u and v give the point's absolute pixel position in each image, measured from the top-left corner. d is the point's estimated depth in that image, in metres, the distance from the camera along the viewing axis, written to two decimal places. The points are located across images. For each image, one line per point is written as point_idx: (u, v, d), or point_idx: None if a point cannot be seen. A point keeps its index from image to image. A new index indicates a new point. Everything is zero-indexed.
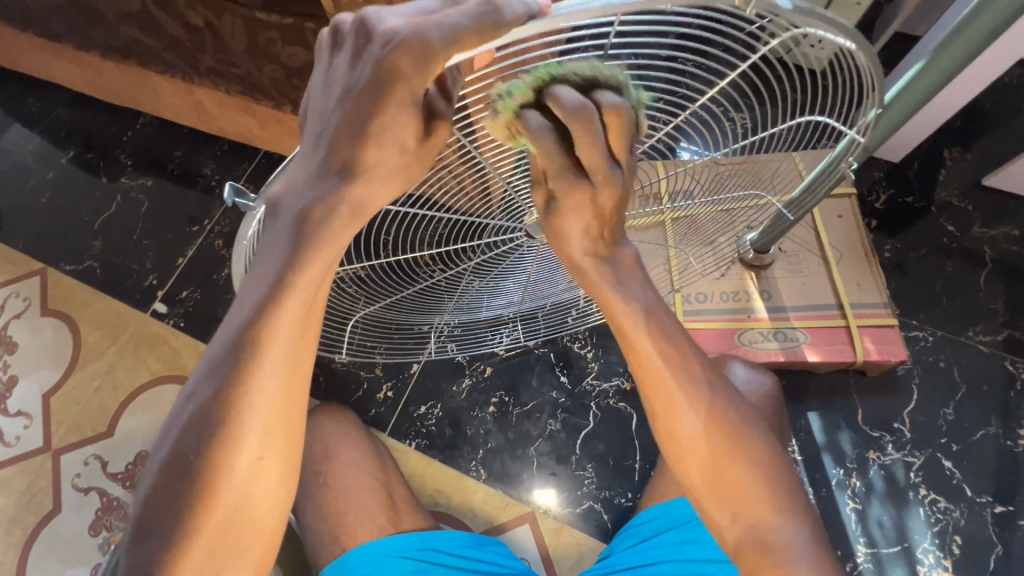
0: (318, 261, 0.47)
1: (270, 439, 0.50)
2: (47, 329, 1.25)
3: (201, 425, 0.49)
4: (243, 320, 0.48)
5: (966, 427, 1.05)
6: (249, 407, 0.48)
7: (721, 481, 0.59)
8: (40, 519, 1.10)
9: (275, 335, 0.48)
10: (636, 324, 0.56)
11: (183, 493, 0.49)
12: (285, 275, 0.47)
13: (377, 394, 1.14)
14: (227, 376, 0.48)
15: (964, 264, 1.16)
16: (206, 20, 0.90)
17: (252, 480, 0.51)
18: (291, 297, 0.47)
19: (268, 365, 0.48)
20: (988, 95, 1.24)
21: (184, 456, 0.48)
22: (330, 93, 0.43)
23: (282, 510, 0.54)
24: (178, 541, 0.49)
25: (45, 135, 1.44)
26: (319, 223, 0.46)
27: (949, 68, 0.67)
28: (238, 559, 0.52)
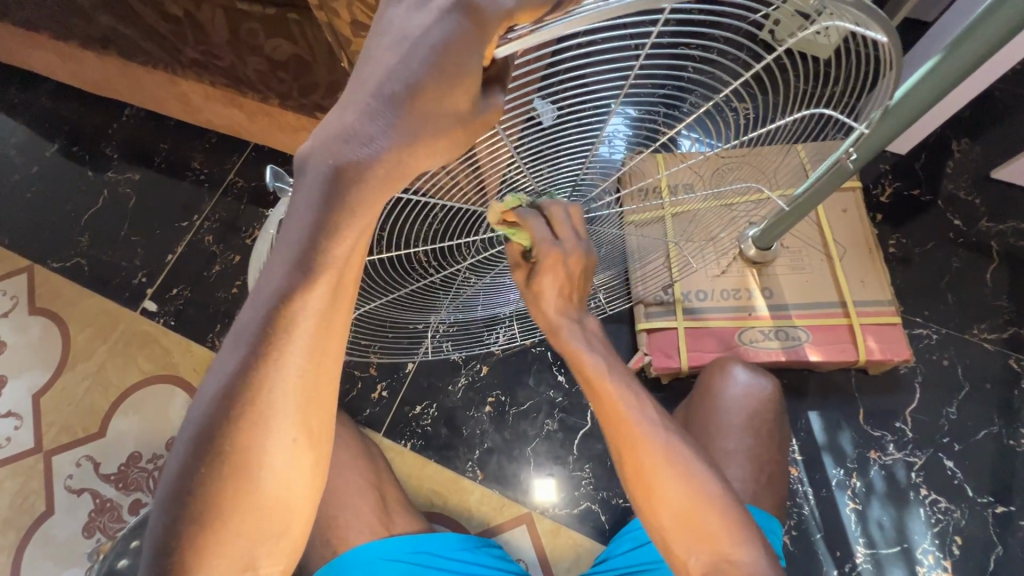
0: (346, 235, 0.43)
1: (304, 421, 0.47)
2: (36, 328, 1.23)
3: (226, 406, 0.44)
4: (276, 292, 0.43)
5: (968, 427, 1.04)
6: (277, 388, 0.45)
7: (683, 515, 0.63)
8: (33, 521, 1.09)
9: (305, 309, 0.43)
10: (596, 381, 0.68)
11: (214, 478, 0.45)
12: (312, 253, 0.42)
13: (371, 394, 1.12)
14: (258, 351, 0.44)
15: (971, 259, 1.13)
16: (185, 10, 0.86)
17: (286, 465, 0.47)
18: (323, 272, 0.43)
19: (300, 342, 0.44)
20: (997, 84, 1.21)
21: (212, 439, 0.45)
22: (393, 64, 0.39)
23: (312, 499, 0.51)
24: (213, 527, 0.46)
25: (28, 128, 1.40)
26: (355, 183, 0.40)
27: (962, 65, 0.63)
28: (274, 548, 0.49)
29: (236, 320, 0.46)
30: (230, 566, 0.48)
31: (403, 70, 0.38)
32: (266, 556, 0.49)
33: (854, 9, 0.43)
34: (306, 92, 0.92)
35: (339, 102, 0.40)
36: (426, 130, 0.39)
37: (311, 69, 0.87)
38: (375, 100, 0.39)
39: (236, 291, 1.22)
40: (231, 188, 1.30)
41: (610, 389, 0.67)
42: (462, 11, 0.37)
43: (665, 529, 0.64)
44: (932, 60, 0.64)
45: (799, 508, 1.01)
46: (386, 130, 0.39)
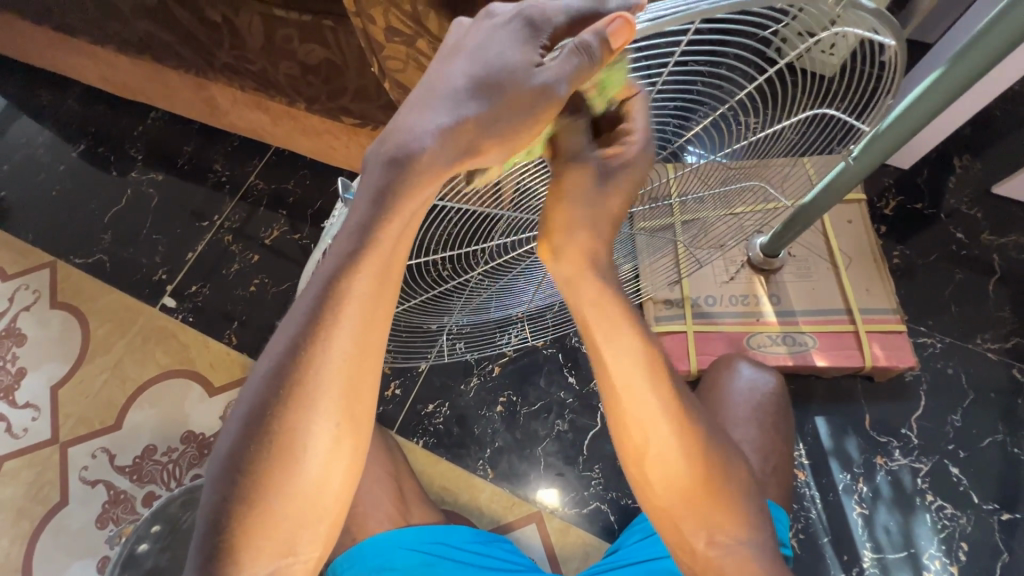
0: (394, 223, 0.48)
1: (346, 405, 0.49)
2: (56, 321, 1.25)
3: (274, 386, 0.47)
4: (326, 275, 0.48)
5: (973, 434, 1.05)
6: (321, 368, 0.47)
7: (692, 502, 0.63)
8: (47, 511, 1.10)
9: (355, 290, 0.47)
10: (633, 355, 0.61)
11: (260, 456, 0.47)
12: (362, 236, 0.48)
13: (385, 391, 1.14)
14: (308, 333, 0.47)
15: (973, 272, 1.16)
16: (224, 16, 0.91)
17: (329, 450, 0.49)
18: (372, 254, 0.48)
19: (349, 323, 0.48)
20: (997, 103, 1.25)
21: (261, 417, 0.47)
22: (455, 64, 0.47)
23: (350, 488, 0.52)
24: (258, 508, 0.48)
25: (55, 128, 1.45)
26: (410, 167, 0.45)
27: (965, 76, 0.66)
28: (313, 533, 0.51)
29: (291, 309, 0.49)
30: (273, 548, 0.49)
31: (476, 69, 0.45)
32: (306, 544, 0.51)
33: (869, 16, 0.47)
34: (335, 96, 0.96)
35: (416, 104, 0.47)
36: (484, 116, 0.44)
37: (342, 73, 0.91)
38: (449, 93, 0.46)
39: (253, 289, 1.25)
40: (251, 190, 1.33)
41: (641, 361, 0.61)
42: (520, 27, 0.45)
43: (668, 510, 0.65)
44: (935, 73, 0.67)
45: (806, 511, 1.02)
46: (444, 114, 0.45)
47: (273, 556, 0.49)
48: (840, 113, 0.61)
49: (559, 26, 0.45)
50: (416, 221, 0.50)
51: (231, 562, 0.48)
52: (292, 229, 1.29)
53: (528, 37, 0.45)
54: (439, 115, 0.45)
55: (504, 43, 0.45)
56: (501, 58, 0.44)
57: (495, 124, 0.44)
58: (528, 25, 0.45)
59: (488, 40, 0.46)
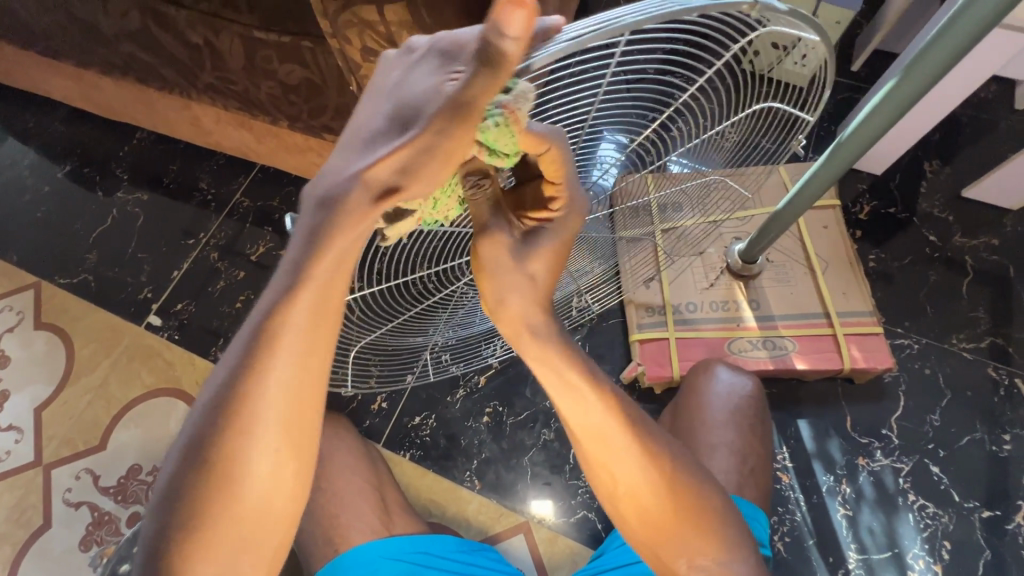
0: (331, 255, 0.46)
1: (287, 436, 0.49)
2: (40, 342, 1.25)
3: (211, 417, 0.47)
4: (263, 307, 0.46)
5: (952, 433, 1.07)
6: (258, 401, 0.47)
7: (636, 512, 0.61)
8: (29, 535, 1.09)
9: (291, 324, 0.46)
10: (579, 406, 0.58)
11: (197, 485, 0.47)
12: (298, 271, 0.46)
13: (372, 405, 1.14)
14: (245, 367, 0.46)
15: (947, 273, 1.19)
16: (205, 38, 0.92)
17: (271, 479, 0.49)
18: (309, 287, 0.46)
19: (286, 356, 0.47)
20: (963, 110, 1.29)
21: (199, 449, 0.47)
22: (381, 102, 0.44)
23: (295, 513, 0.53)
24: (198, 535, 0.48)
25: (41, 150, 1.45)
26: (337, 207, 0.44)
27: (919, 85, 0.69)
28: (255, 557, 0.51)
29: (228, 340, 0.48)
30: None
31: (393, 105, 0.43)
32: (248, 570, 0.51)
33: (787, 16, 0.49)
34: (316, 114, 0.97)
35: (343, 144, 0.45)
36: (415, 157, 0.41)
37: (322, 92, 0.93)
38: (369, 128, 0.43)
39: (239, 306, 1.25)
40: (236, 208, 1.34)
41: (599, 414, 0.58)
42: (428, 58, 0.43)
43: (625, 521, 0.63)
44: (888, 85, 0.71)
45: (791, 514, 1.03)
46: (366, 154, 0.43)
47: None
48: (791, 106, 0.63)
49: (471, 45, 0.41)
50: (355, 254, 0.48)
51: None
52: (278, 246, 1.30)
53: (442, 61, 0.42)
54: (361, 158, 0.43)
55: (419, 78, 0.42)
56: (417, 87, 0.42)
57: (424, 157, 0.41)
58: (441, 56, 0.42)
59: (406, 75, 0.43)
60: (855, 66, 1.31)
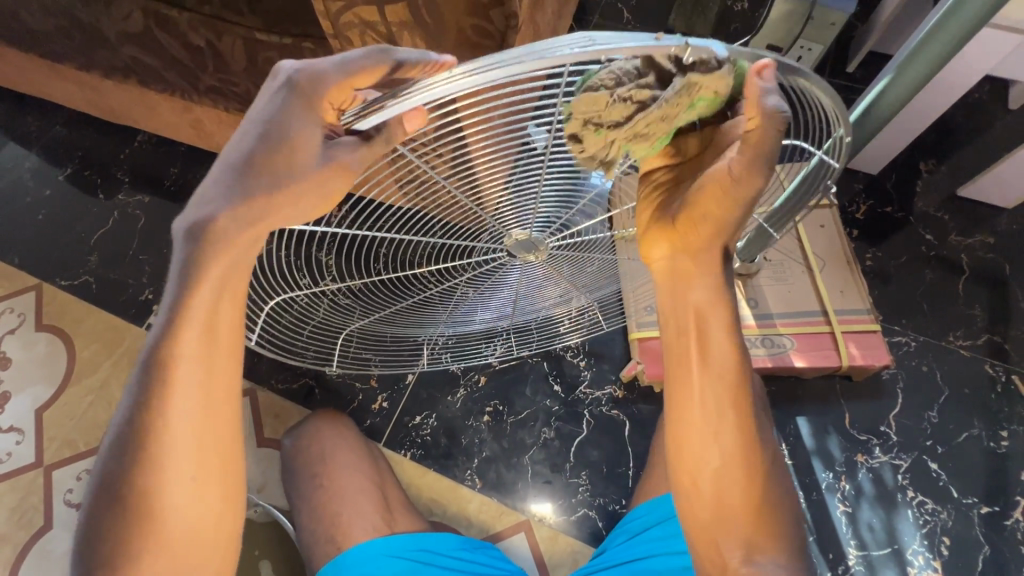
0: (200, 294, 0.50)
1: (199, 460, 0.54)
2: (41, 345, 1.25)
3: (119, 457, 0.52)
4: (149, 349, 0.51)
5: (950, 430, 1.08)
6: (164, 432, 0.52)
7: (716, 492, 0.65)
8: (30, 536, 1.09)
9: (180, 360, 0.51)
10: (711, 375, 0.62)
11: (118, 524, 0.52)
12: (174, 311, 0.50)
13: (372, 405, 1.14)
14: (142, 409, 0.51)
15: (943, 271, 1.20)
16: (207, 40, 0.93)
17: (192, 502, 0.55)
18: (189, 324, 0.50)
19: (181, 388, 0.52)
20: (958, 110, 1.30)
21: (111, 488, 0.52)
22: (246, 133, 0.46)
23: (228, 526, 0.58)
24: (125, 567, 0.53)
25: (42, 153, 1.46)
26: (208, 241, 0.47)
27: (912, 83, 0.71)
28: (199, 572, 0.57)
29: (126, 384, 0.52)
30: None
31: (254, 139, 0.46)
32: None
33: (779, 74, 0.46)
34: None
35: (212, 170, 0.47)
36: (279, 193, 0.47)
37: None
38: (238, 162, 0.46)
39: None
40: None
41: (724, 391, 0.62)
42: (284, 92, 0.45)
43: (693, 501, 0.66)
44: (883, 81, 0.72)
45: None
46: (236, 191, 0.46)
47: None
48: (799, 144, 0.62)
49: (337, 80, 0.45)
50: (233, 286, 0.51)
51: None
52: None
53: (304, 110, 0.45)
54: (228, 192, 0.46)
55: (280, 113, 0.45)
56: (286, 134, 0.45)
57: (286, 193, 0.47)
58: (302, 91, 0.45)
59: (266, 107, 0.46)
60: (851, 67, 1.33)
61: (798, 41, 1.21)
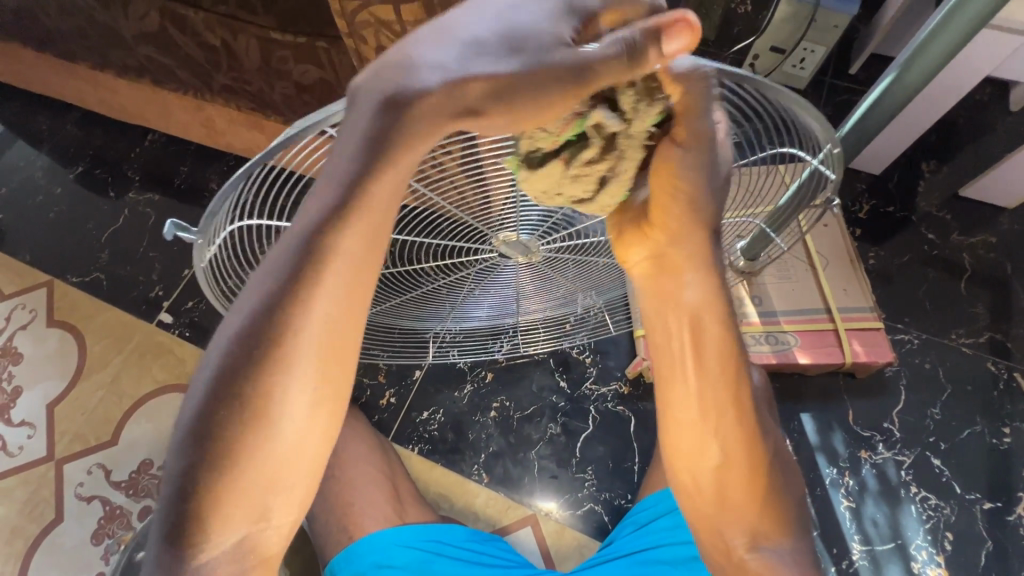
0: (382, 183, 0.47)
1: (320, 370, 0.50)
2: (53, 340, 1.27)
3: (246, 350, 0.47)
4: (308, 227, 0.47)
5: (953, 426, 1.09)
6: (299, 330, 0.48)
7: (717, 489, 0.66)
8: (42, 528, 1.11)
9: (341, 252, 0.48)
10: (711, 371, 0.61)
11: (232, 420, 0.48)
12: (350, 192, 0.46)
13: (380, 400, 1.15)
14: (287, 294, 0.47)
15: (945, 270, 1.21)
16: (222, 40, 0.95)
17: (302, 416, 0.51)
18: (358, 212, 0.47)
19: (330, 287, 0.48)
20: (960, 111, 1.31)
21: (233, 379, 0.47)
22: (479, 16, 0.43)
23: (319, 458, 0.54)
24: (227, 471, 0.48)
25: (54, 152, 1.48)
26: (404, 113, 0.43)
27: (912, 84, 0.74)
28: (288, 496, 0.53)
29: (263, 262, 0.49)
30: (244, 513, 0.51)
31: (497, 27, 0.42)
32: (279, 507, 0.53)
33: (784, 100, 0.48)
34: None
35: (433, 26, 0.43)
36: (513, 96, 0.42)
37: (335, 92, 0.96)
38: (466, 36, 0.42)
39: None
40: None
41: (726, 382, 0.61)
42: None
43: (696, 494, 0.68)
44: (886, 80, 0.75)
45: None
46: (454, 68, 0.42)
47: (246, 517, 0.51)
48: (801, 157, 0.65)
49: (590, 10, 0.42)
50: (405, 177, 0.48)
51: (198, 529, 0.50)
52: None
53: (562, 11, 0.42)
54: (444, 65, 0.42)
55: (535, 10, 0.42)
56: (522, 23, 0.42)
57: (519, 97, 0.42)
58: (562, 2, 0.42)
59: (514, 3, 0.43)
60: (853, 68, 1.34)
61: (801, 43, 1.23)
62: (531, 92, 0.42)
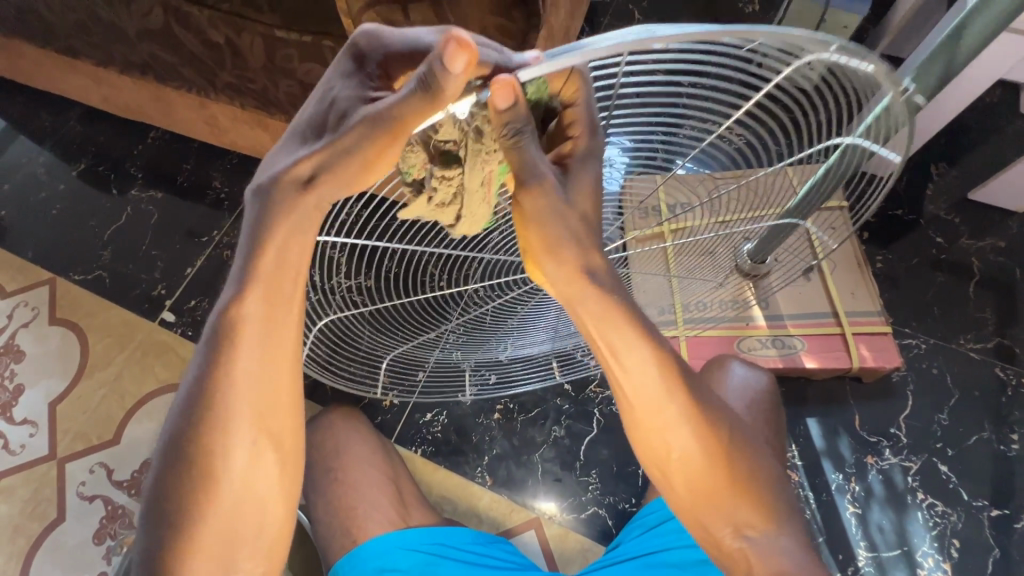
0: (270, 255, 0.48)
1: (260, 423, 0.51)
2: (55, 338, 1.26)
3: (185, 417, 0.50)
4: (220, 306, 0.49)
5: (960, 433, 1.08)
6: (227, 392, 0.49)
7: (686, 479, 0.62)
8: (44, 527, 1.10)
9: (248, 315, 0.49)
10: (635, 369, 0.57)
11: (182, 485, 0.50)
12: (245, 270, 0.48)
13: (384, 401, 1.14)
14: (209, 367, 0.49)
15: (954, 274, 1.20)
16: (227, 37, 0.94)
17: (250, 469, 0.52)
18: (255, 283, 0.48)
19: (249, 347, 0.49)
20: (970, 113, 1.30)
21: (176, 449, 0.49)
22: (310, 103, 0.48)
23: (284, 506, 0.54)
24: (187, 534, 0.50)
25: (56, 149, 1.47)
26: (264, 195, 0.47)
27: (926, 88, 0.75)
28: (254, 551, 0.53)
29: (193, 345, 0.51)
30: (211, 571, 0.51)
31: (312, 109, 0.47)
32: (247, 561, 0.53)
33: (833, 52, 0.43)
34: None
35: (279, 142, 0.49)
36: (337, 164, 0.45)
37: None
38: (296, 133, 0.48)
39: None
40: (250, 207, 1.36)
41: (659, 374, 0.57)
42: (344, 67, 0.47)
43: (672, 489, 0.64)
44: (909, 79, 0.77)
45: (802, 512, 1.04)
46: (284, 158, 0.47)
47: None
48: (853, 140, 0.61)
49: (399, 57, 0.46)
50: (305, 241, 0.49)
51: None
52: None
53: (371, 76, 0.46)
54: (292, 152, 0.47)
55: (333, 86, 0.46)
56: (329, 102, 0.46)
57: (344, 164, 0.45)
58: (353, 65, 0.47)
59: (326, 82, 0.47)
60: None
61: None
62: (347, 155, 0.45)
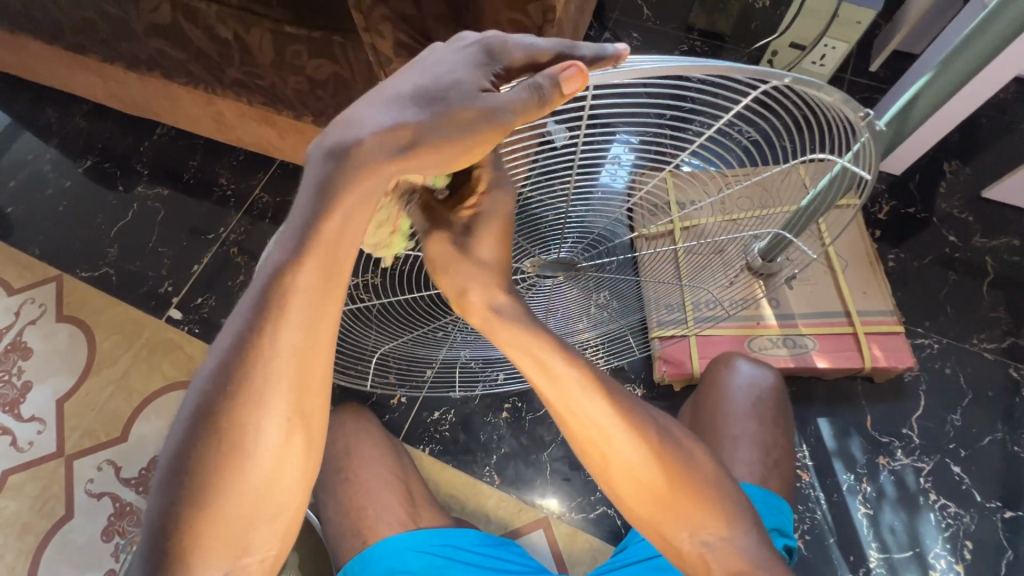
0: (332, 222, 0.45)
1: (296, 401, 0.48)
2: (63, 335, 1.26)
3: (219, 381, 0.46)
4: (271, 265, 0.46)
5: (973, 434, 1.07)
6: (265, 364, 0.46)
7: (633, 487, 0.61)
8: (53, 524, 1.10)
9: (300, 285, 0.46)
10: (566, 381, 0.58)
11: (207, 456, 0.47)
12: (303, 235, 0.45)
13: (391, 399, 1.14)
14: (252, 334, 0.46)
15: (967, 273, 1.18)
16: (235, 33, 0.94)
17: (279, 446, 0.49)
18: (313, 249, 0.46)
19: (294, 319, 0.46)
20: (984, 110, 1.29)
21: (208, 418, 0.46)
22: (412, 75, 0.43)
23: (301, 490, 0.52)
24: (208, 508, 0.47)
25: (62, 145, 1.46)
26: (348, 159, 0.42)
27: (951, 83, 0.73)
28: (271, 531, 0.51)
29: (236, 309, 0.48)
30: (226, 549, 0.49)
31: (423, 79, 0.43)
32: (261, 541, 0.51)
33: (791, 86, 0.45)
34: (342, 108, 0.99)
35: (365, 96, 0.43)
36: (445, 144, 0.42)
37: (349, 87, 0.95)
38: (392, 95, 0.43)
39: None
40: (256, 204, 1.35)
41: (587, 385, 0.58)
42: (469, 49, 0.44)
43: (625, 500, 0.63)
44: (926, 77, 0.74)
45: (812, 513, 1.03)
46: (380, 121, 0.42)
47: (229, 552, 0.49)
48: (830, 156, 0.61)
49: (518, 57, 0.44)
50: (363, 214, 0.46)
51: (183, 564, 0.48)
52: None
53: (484, 58, 0.44)
54: (382, 115, 0.42)
55: (456, 61, 0.43)
56: (445, 78, 0.42)
57: (450, 144, 0.42)
58: (483, 51, 0.44)
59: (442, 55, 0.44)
60: (874, 66, 1.31)
61: (823, 39, 1.19)
62: (458, 137, 0.42)
